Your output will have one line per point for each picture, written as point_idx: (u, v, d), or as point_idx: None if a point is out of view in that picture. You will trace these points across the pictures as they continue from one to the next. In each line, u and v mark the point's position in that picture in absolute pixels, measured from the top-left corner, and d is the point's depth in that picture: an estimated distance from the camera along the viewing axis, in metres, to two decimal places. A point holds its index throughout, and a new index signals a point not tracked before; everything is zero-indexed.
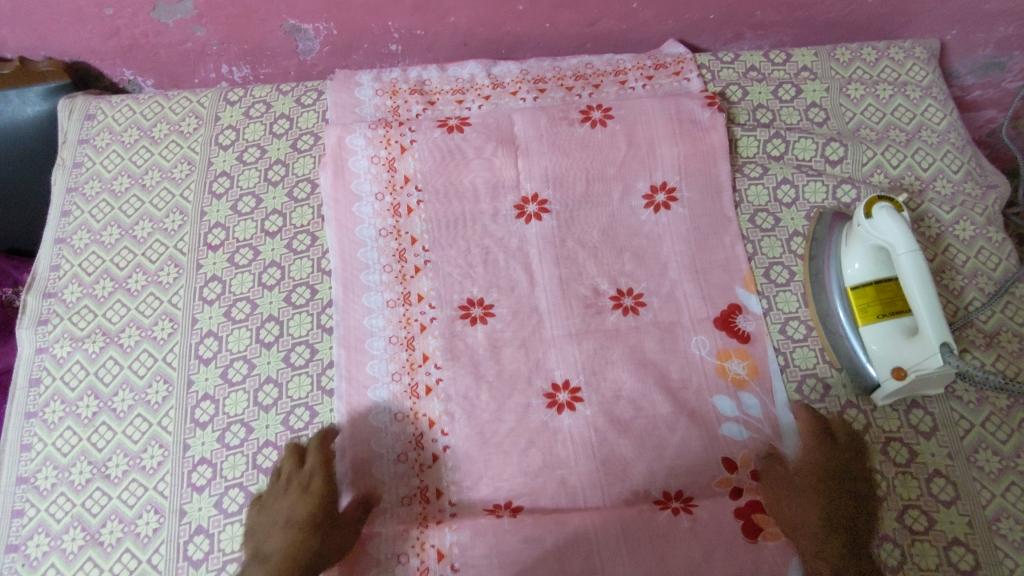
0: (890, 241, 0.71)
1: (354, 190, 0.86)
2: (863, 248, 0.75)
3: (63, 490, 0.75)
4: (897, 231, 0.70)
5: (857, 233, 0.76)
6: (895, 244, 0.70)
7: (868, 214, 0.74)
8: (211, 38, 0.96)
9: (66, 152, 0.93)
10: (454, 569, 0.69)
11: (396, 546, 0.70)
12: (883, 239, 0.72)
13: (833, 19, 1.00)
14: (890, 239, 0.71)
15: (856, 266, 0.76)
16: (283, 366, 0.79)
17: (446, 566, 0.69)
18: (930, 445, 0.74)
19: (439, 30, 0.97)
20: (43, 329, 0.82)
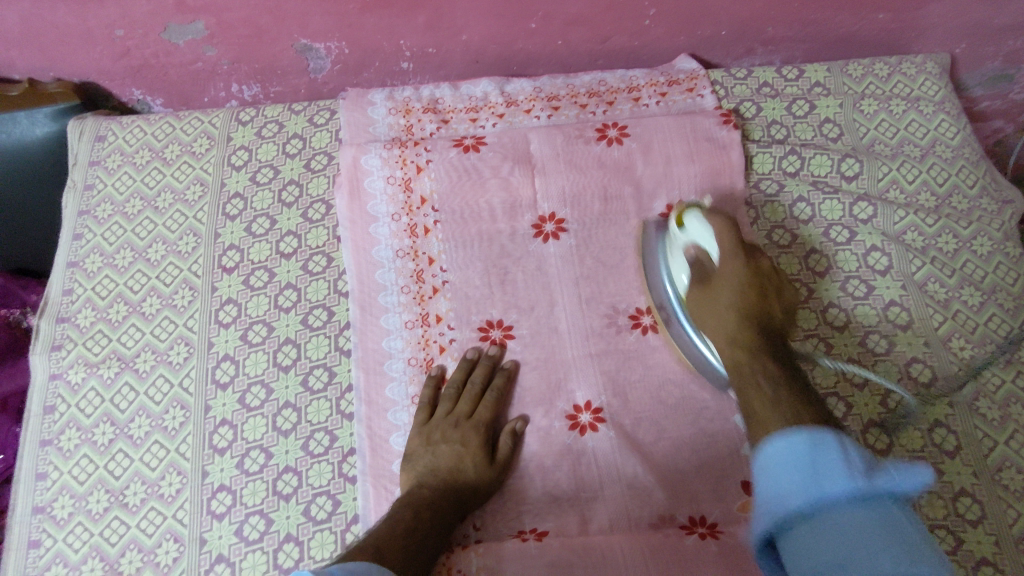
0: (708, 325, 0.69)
1: (370, 211, 0.85)
2: (682, 259, 0.73)
3: (80, 519, 0.74)
4: (707, 237, 0.70)
5: (672, 249, 0.76)
6: (705, 244, 0.70)
7: (681, 225, 0.74)
8: (222, 59, 0.96)
9: (77, 174, 0.93)
10: None
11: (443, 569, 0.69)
12: (696, 244, 0.72)
13: (844, 34, 1.00)
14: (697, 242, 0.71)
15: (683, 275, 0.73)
16: (302, 390, 0.79)
17: None
18: (955, 464, 0.74)
19: (452, 48, 0.97)
20: (57, 355, 0.82)
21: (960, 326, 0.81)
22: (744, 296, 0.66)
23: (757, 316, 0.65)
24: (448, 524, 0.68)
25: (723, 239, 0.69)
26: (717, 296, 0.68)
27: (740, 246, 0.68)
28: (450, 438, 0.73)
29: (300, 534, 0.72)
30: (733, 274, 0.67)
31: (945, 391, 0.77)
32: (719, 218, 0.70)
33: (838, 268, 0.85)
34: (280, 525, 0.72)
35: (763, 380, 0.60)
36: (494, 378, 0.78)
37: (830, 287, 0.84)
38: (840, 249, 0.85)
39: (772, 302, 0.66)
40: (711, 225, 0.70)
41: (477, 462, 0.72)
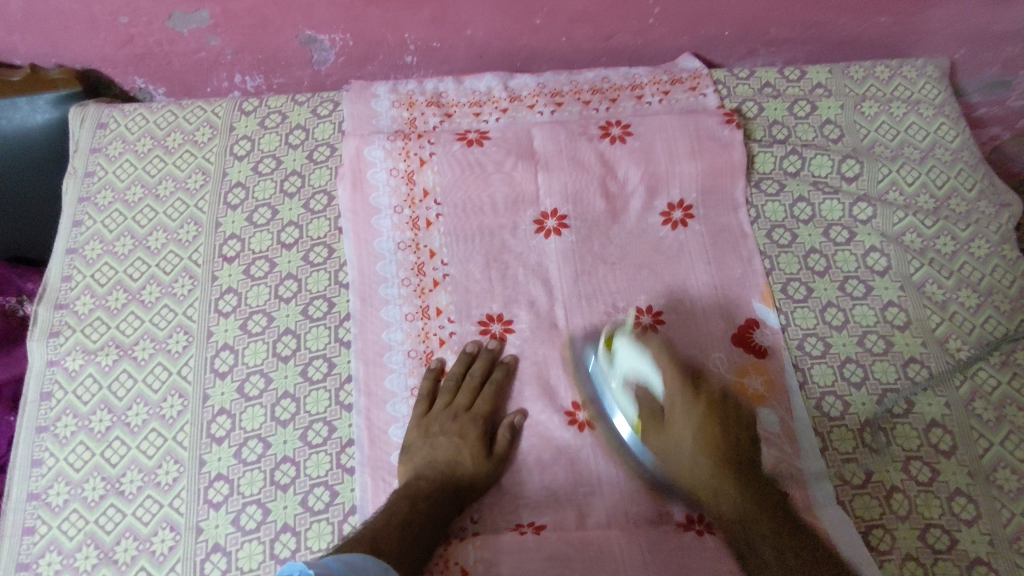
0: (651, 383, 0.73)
1: (372, 203, 0.85)
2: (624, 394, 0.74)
3: (76, 507, 0.73)
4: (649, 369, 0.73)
5: (604, 376, 0.75)
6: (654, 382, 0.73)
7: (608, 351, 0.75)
8: (226, 48, 0.96)
9: (78, 161, 0.92)
10: None
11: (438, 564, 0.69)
12: (638, 376, 0.73)
13: (846, 37, 1.01)
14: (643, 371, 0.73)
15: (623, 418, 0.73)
16: (301, 381, 0.78)
17: None
18: (951, 464, 0.74)
19: (456, 42, 0.97)
20: (54, 342, 0.81)
21: (957, 327, 0.81)
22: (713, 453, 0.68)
23: (729, 443, 0.69)
24: (447, 515, 0.69)
25: (668, 376, 0.72)
26: (681, 431, 0.70)
27: (681, 368, 0.73)
28: (448, 431, 0.74)
29: (297, 524, 0.71)
30: (684, 409, 0.71)
31: (942, 391, 0.78)
32: (666, 364, 0.73)
33: (837, 267, 0.85)
34: (277, 514, 0.72)
35: (757, 512, 0.65)
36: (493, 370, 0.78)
37: (829, 287, 0.84)
38: (839, 250, 0.86)
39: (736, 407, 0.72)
40: (649, 357, 0.73)
41: (475, 455, 0.72)
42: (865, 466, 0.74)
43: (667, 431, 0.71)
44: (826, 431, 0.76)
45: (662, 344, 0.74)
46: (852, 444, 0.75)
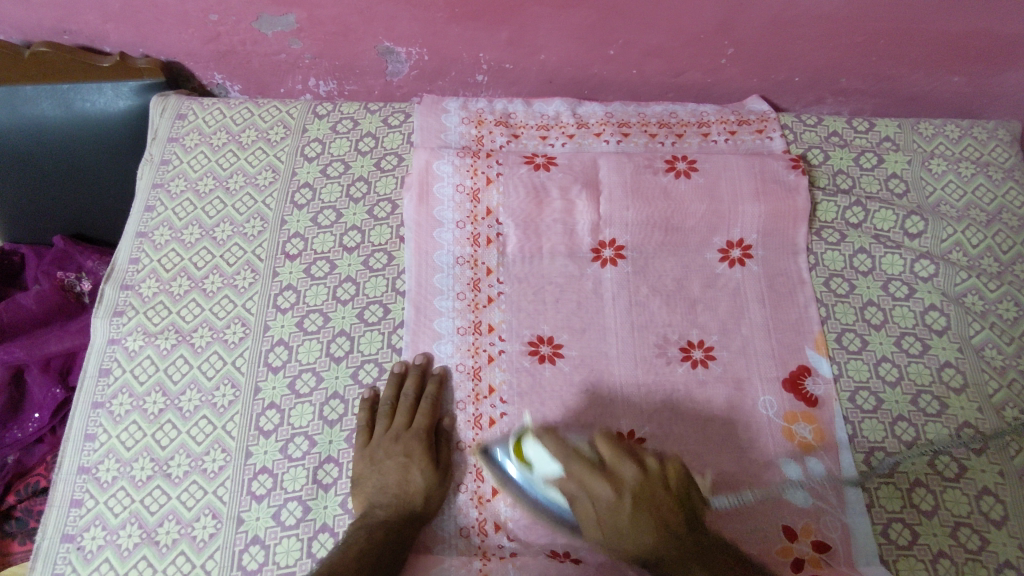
0: (556, 471, 0.65)
1: (436, 217, 0.86)
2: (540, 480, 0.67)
3: (123, 484, 0.75)
4: (546, 456, 0.65)
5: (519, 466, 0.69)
6: (547, 466, 0.65)
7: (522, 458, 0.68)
8: (305, 52, 0.98)
9: (155, 148, 0.95)
10: None
11: (456, 575, 0.68)
12: (545, 475, 0.66)
13: (916, 93, 1.01)
14: (547, 472, 0.66)
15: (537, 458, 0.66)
16: (351, 383, 0.79)
17: None
18: (1001, 534, 0.72)
19: (529, 66, 0.99)
20: (118, 321, 0.83)
21: (1015, 395, 0.80)
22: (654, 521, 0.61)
23: (661, 536, 0.62)
24: (407, 539, 0.68)
25: (577, 471, 0.63)
26: (618, 518, 0.62)
27: (607, 474, 0.62)
28: (394, 454, 0.72)
29: (335, 525, 0.72)
30: (609, 502, 0.62)
31: (995, 459, 0.76)
32: (607, 506, 0.62)
33: (894, 323, 0.84)
34: (317, 513, 0.72)
35: (632, 522, 0.62)
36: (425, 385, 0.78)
37: (885, 341, 0.83)
38: (898, 305, 0.85)
39: (661, 488, 0.63)
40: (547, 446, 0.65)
41: (422, 474, 0.72)
42: (911, 528, 0.73)
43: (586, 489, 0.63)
44: (873, 487, 0.75)
45: (569, 452, 0.63)
46: (899, 504, 0.74)
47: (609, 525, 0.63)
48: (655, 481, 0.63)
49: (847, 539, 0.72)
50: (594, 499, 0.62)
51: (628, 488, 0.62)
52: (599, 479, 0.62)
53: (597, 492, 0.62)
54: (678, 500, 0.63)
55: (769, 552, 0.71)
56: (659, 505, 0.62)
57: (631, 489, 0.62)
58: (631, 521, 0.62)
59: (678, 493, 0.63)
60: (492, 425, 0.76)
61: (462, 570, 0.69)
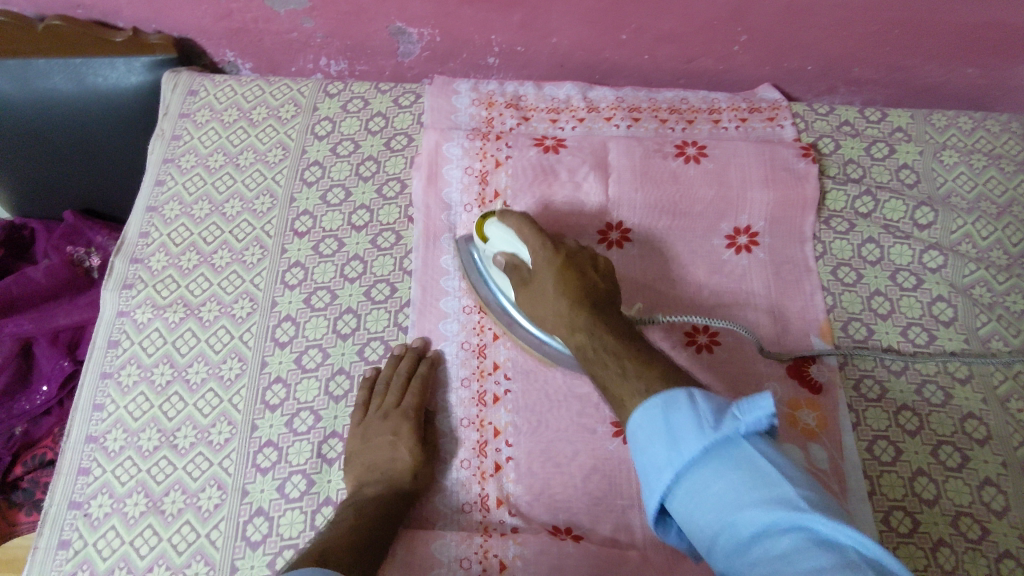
0: (512, 246, 0.74)
1: (445, 198, 0.87)
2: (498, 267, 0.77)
3: (130, 454, 0.76)
4: (501, 235, 0.75)
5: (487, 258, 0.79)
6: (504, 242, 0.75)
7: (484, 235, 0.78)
8: (317, 31, 0.98)
9: (166, 124, 0.96)
10: None
11: (455, 550, 0.68)
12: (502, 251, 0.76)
13: (930, 84, 1.00)
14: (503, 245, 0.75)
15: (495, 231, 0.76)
16: (357, 359, 0.80)
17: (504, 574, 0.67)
18: (1002, 524, 0.73)
19: (540, 49, 0.99)
20: (127, 294, 0.84)
21: (1021, 387, 0.80)
22: (588, 317, 0.65)
23: (587, 292, 0.68)
24: (397, 516, 0.68)
25: (519, 227, 0.73)
26: (542, 283, 0.70)
27: (547, 239, 0.72)
28: (383, 432, 0.72)
29: (337, 499, 0.72)
30: (545, 262, 0.71)
31: (999, 450, 0.76)
32: (540, 256, 0.71)
33: (900, 313, 0.84)
34: (321, 487, 0.73)
35: (607, 357, 0.61)
36: (416, 364, 0.77)
37: (891, 331, 0.83)
38: (905, 295, 0.85)
39: (592, 276, 0.70)
40: (511, 229, 0.74)
41: (409, 451, 0.72)
42: (912, 516, 0.73)
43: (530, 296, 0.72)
44: (875, 476, 0.75)
45: (521, 218, 0.73)
46: (900, 493, 0.74)
47: (547, 291, 0.70)
48: (584, 263, 0.71)
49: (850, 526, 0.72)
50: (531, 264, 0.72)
51: (562, 249, 0.71)
52: (533, 231, 0.72)
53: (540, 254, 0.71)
54: (605, 279, 0.70)
55: None
56: (583, 295, 0.68)
57: (562, 261, 0.70)
58: (563, 302, 0.68)
59: (600, 289, 0.69)
60: (496, 402, 0.76)
61: (464, 545, 0.69)
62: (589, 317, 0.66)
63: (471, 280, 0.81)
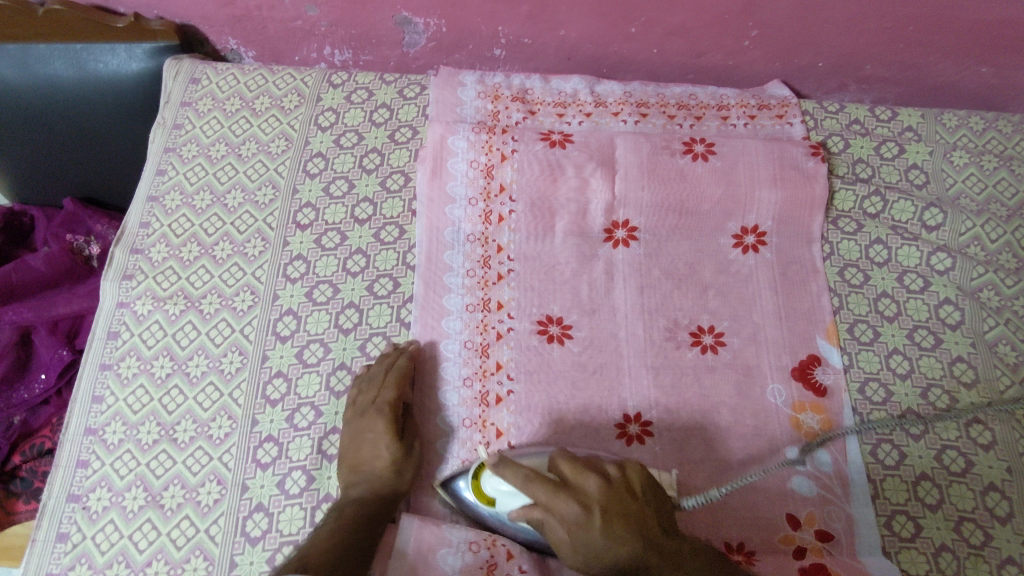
0: (517, 494, 0.64)
1: (449, 192, 0.85)
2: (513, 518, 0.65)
3: (129, 447, 0.75)
4: (509, 490, 0.64)
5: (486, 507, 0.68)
6: (511, 495, 0.64)
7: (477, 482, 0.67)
8: (322, 20, 0.97)
9: (167, 112, 0.94)
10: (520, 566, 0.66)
11: (465, 533, 0.68)
12: (510, 501, 0.65)
13: (942, 82, 0.99)
14: (509, 497, 0.65)
15: (497, 488, 0.65)
16: (359, 355, 0.79)
17: (513, 563, 0.66)
18: (1004, 530, 0.72)
19: (548, 41, 0.97)
20: (127, 284, 0.83)
21: None
22: (660, 561, 0.59)
23: (637, 520, 0.60)
24: (384, 516, 0.68)
25: (540, 496, 0.61)
26: (586, 538, 0.59)
27: (573, 478, 0.62)
28: (364, 431, 0.71)
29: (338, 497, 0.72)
30: (584, 525, 0.59)
31: (1003, 455, 0.76)
32: (552, 495, 0.60)
33: (907, 316, 0.83)
34: (321, 484, 0.73)
35: None
36: (395, 357, 0.76)
37: (898, 334, 0.82)
38: (912, 297, 0.84)
39: (627, 497, 0.61)
40: (518, 482, 0.62)
41: (388, 447, 0.70)
42: (914, 520, 0.73)
43: (568, 543, 0.60)
44: (878, 479, 0.75)
45: (529, 471, 0.62)
46: (903, 497, 0.74)
47: (591, 549, 0.59)
48: (618, 493, 0.61)
49: (851, 529, 0.72)
50: (552, 519, 0.60)
51: (595, 502, 0.60)
52: (565, 499, 0.60)
53: (569, 519, 0.59)
54: (644, 502, 0.61)
55: (770, 539, 0.71)
56: (631, 518, 0.60)
57: (595, 500, 0.60)
58: (617, 542, 0.58)
59: (649, 516, 0.61)
60: (499, 403, 0.76)
61: (472, 530, 0.68)
62: (653, 554, 0.59)
63: (473, 509, 0.69)
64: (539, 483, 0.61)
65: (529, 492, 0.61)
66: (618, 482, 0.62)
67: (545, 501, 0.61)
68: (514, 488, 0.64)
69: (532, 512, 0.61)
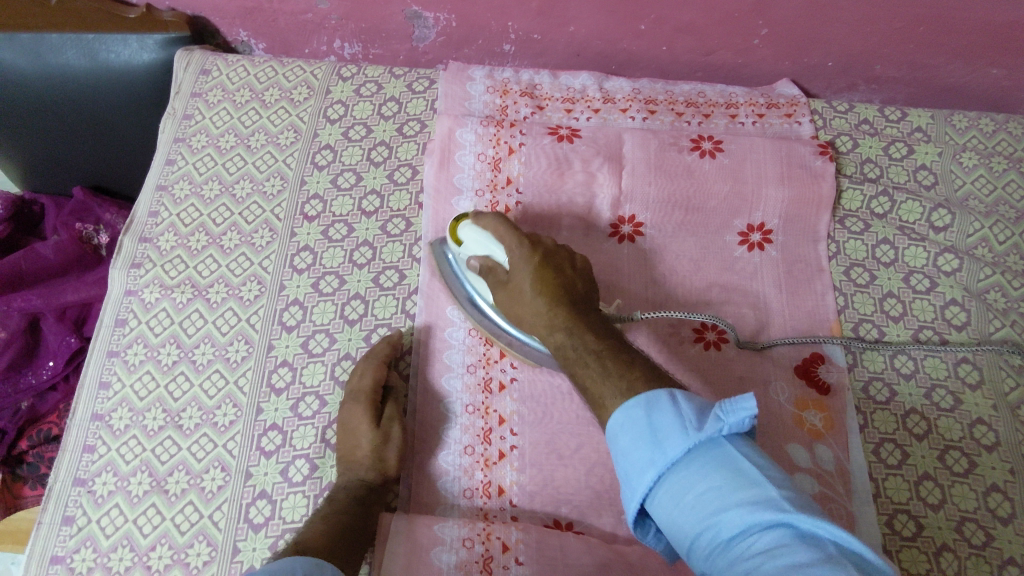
0: (489, 250, 0.68)
1: (456, 184, 0.86)
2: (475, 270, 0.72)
3: (135, 433, 0.76)
4: (486, 240, 0.68)
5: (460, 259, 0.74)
6: (486, 242, 0.69)
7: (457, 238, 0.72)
8: (332, 13, 0.97)
9: (179, 103, 0.95)
10: (516, 560, 0.66)
11: (457, 532, 0.68)
12: (479, 257, 0.70)
13: (952, 84, 0.99)
14: (486, 250, 0.69)
15: (475, 243, 0.70)
16: (363, 345, 0.79)
17: (508, 556, 0.66)
18: (1007, 531, 0.72)
19: (557, 37, 0.98)
20: (136, 273, 0.84)
21: None
22: (564, 313, 0.62)
23: (564, 289, 0.64)
24: (372, 505, 0.68)
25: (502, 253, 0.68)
26: (520, 281, 0.65)
27: (525, 237, 0.67)
28: (346, 421, 0.72)
29: None
30: (527, 267, 0.65)
31: (1007, 456, 0.76)
32: (515, 246, 0.66)
33: (913, 316, 0.83)
34: (324, 473, 0.73)
35: (588, 358, 0.58)
36: (377, 345, 0.77)
37: (902, 334, 0.82)
38: (918, 298, 0.84)
39: (569, 275, 0.66)
40: (489, 233, 0.69)
41: (367, 433, 0.71)
42: (916, 520, 0.73)
43: (508, 288, 0.67)
44: (880, 478, 0.74)
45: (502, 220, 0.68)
46: (905, 496, 0.74)
47: (524, 296, 0.65)
48: (564, 260, 0.67)
49: (853, 527, 0.71)
50: (506, 266, 0.67)
51: (541, 248, 0.66)
52: (517, 240, 0.67)
53: (529, 266, 0.65)
54: (582, 279, 0.66)
55: None
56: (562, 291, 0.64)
57: (542, 254, 0.66)
58: (541, 301, 0.63)
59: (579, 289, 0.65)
60: (501, 390, 0.76)
61: (465, 527, 0.68)
62: (570, 316, 0.62)
63: (472, 319, 0.77)
64: (516, 240, 0.67)
65: (503, 241, 0.67)
66: (569, 259, 0.67)
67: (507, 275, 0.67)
68: (488, 241, 0.69)
69: (494, 265, 0.68)
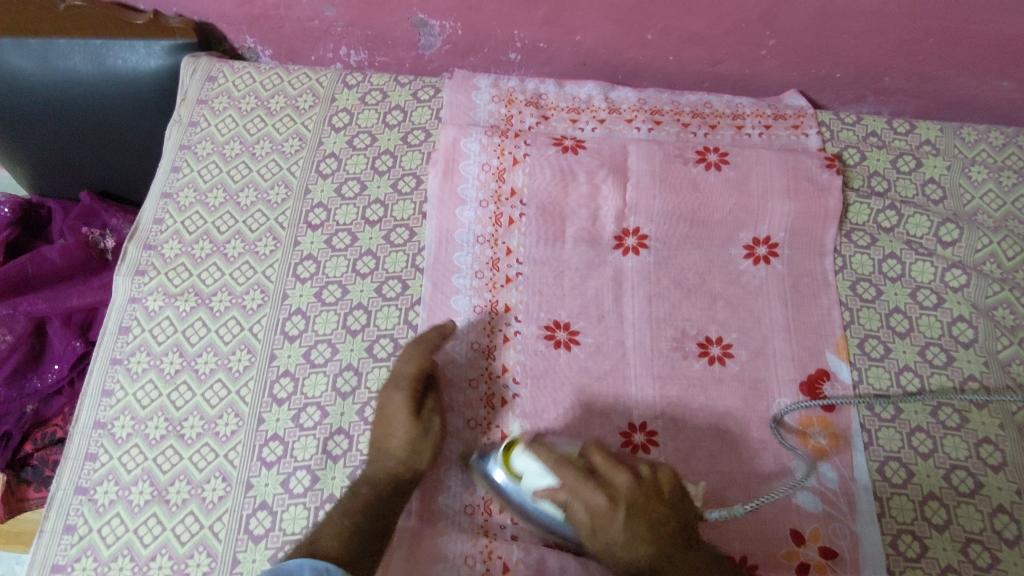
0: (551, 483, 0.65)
1: (460, 194, 0.85)
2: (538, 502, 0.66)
3: (137, 442, 0.76)
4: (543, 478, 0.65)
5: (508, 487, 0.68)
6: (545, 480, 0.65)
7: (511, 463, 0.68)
8: (338, 20, 0.97)
9: (184, 109, 0.95)
10: None
11: (461, 547, 0.68)
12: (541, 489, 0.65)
13: (962, 96, 0.98)
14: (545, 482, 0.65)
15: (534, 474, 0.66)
16: (366, 356, 0.79)
17: None
18: (1012, 553, 0.71)
19: (563, 46, 0.97)
20: (139, 279, 0.84)
21: None
22: None
23: (656, 535, 0.63)
24: (394, 502, 0.68)
25: (571, 481, 0.64)
26: (607, 530, 0.63)
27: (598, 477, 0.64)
28: (386, 407, 0.72)
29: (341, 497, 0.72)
30: (609, 524, 0.63)
31: (1013, 476, 0.75)
32: (576, 480, 0.63)
33: (919, 332, 0.82)
34: (325, 484, 0.73)
35: None
36: (428, 333, 0.76)
37: (909, 350, 0.81)
38: (925, 314, 0.83)
39: (655, 503, 0.64)
40: (547, 468, 0.65)
41: (405, 425, 0.70)
42: (920, 540, 0.72)
43: (594, 536, 0.64)
44: (884, 497, 0.74)
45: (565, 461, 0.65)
46: (910, 516, 0.73)
47: (614, 551, 0.63)
48: (648, 491, 0.64)
49: (856, 546, 0.71)
50: (586, 507, 0.63)
51: (622, 491, 0.63)
52: (593, 488, 0.63)
53: (609, 520, 0.63)
54: (671, 506, 0.64)
55: (775, 553, 0.70)
56: (652, 536, 0.63)
57: (625, 496, 0.63)
58: (634, 548, 0.63)
59: (672, 518, 0.64)
60: (506, 405, 0.76)
61: (469, 544, 0.69)
62: (671, 563, 0.62)
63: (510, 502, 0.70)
64: (589, 478, 0.64)
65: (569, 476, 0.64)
66: (649, 481, 0.65)
67: (589, 517, 0.63)
68: (547, 471, 0.65)
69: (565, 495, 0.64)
